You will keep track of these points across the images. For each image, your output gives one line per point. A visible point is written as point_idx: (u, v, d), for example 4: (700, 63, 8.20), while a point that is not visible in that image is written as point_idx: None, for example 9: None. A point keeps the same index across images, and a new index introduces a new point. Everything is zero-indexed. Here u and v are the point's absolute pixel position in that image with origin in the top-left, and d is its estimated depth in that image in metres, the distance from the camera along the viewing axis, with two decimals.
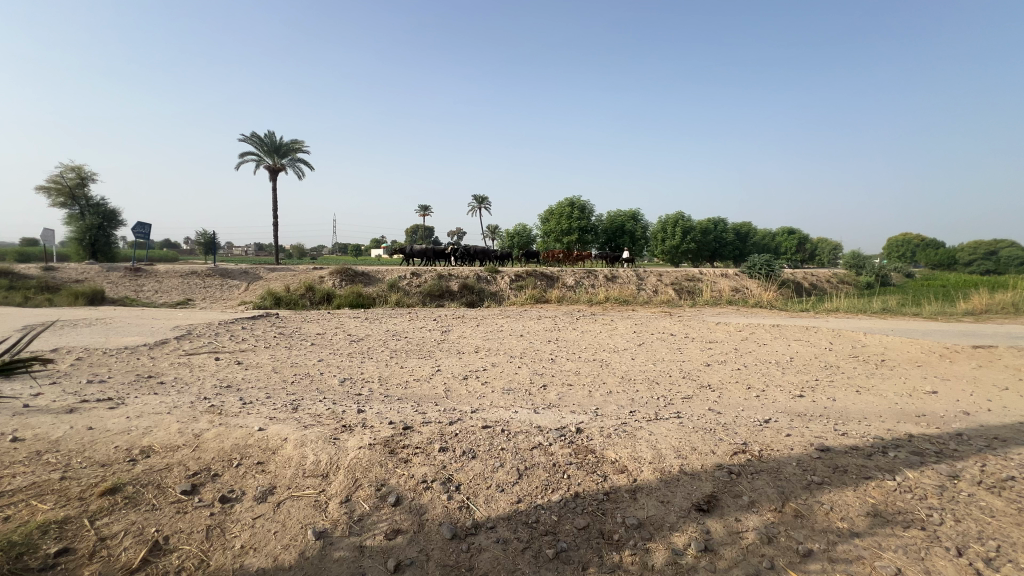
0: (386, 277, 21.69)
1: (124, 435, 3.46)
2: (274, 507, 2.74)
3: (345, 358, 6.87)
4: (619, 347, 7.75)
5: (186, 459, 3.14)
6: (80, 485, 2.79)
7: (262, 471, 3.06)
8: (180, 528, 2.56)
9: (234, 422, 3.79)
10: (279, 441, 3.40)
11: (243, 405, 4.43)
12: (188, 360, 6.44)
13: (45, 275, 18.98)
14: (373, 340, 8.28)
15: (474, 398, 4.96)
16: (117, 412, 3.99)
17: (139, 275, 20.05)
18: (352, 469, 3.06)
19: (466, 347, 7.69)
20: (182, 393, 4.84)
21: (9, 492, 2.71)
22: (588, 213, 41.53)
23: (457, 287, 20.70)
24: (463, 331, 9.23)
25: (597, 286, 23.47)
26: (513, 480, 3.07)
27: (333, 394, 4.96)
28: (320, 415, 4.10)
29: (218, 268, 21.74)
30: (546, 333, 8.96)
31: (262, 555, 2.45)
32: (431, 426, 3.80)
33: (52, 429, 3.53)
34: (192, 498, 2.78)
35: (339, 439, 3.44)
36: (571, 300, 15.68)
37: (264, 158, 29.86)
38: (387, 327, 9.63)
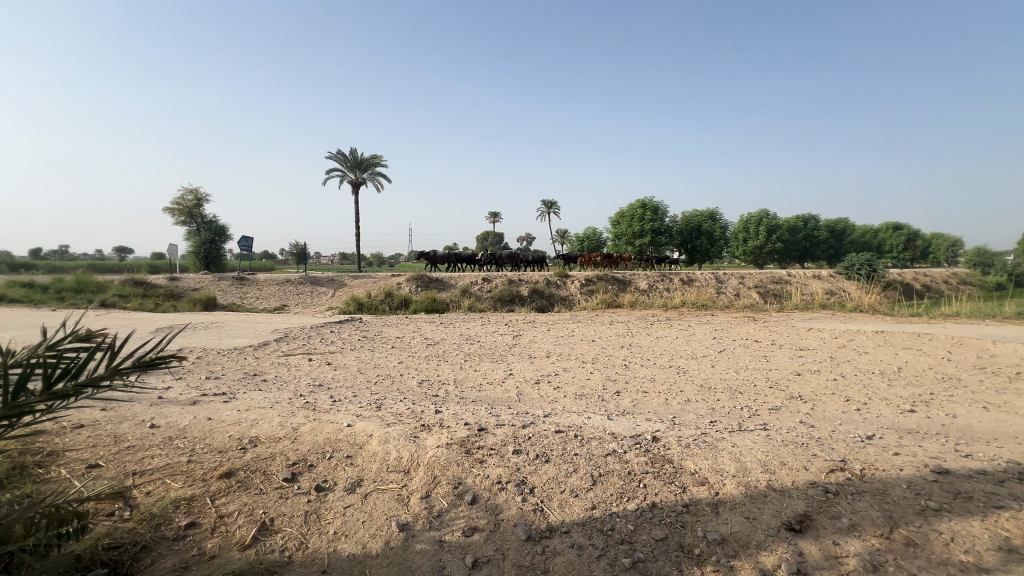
0: (459, 283, 22.44)
1: (236, 426, 3.91)
2: (362, 498, 2.95)
3: (421, 361, 7.20)
4: (697, 353, 7.42)
5: (287, 450, 3.47)
6: (202, 468, 3.19)
7: (351, 464, 3.31)
8: (283, 512, 2.83)
9: (326, 418, 4.14)
10: (365, 437, 3.66)
11: (333, 402, 4.80)
12: (286, 360, 7.12)
13: (171, 285, 21.86)
14: (448, 344, 8.59)
15: (547, 402, 4.97)
16: (230, 406, 4.51)
17: (244, 284, 22.47)
18: (431, 467, 3.21)
19: (537, 352, 7.73)
20: (281, 390, 5.35)
21: (149, 471, 3.16)
22: (661, 214, 40.16)
23: (527, 292, 20.89)
24: (534, 336, 9.28)
25: (672, 290, 22.59)
26: (586, 486, 3.05)
27: (412, 395, 5.23)
28: (401, 414, 4.34)
29: (309, 277, 23.71)
30: (618, 339, 8.75)
31: (353, 542, 2.62)
32: (505, 429, 3.89)
33: (179, 419, 4.07)
34: (292, 485, 3.07)
35: (419, 438, 3.63)
36: (644, 305, 15.20)
37: (348, 173, 32.20)
38: (460, 332, 9.94)
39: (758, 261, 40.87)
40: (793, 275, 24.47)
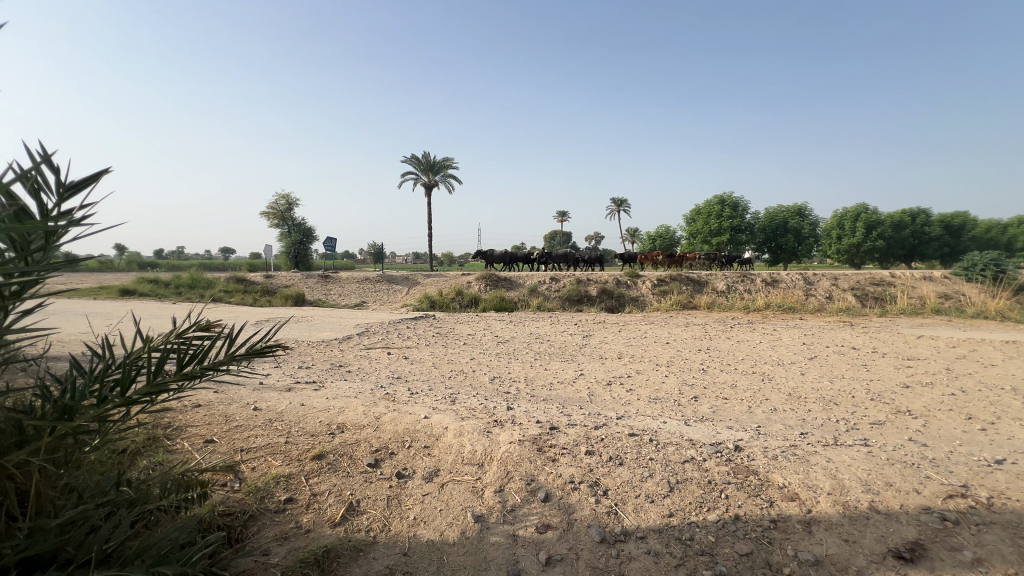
0: (527, 282, 22.60)
1: (326, 413, 4.24)
2: (440, 488, 3.07)
3: (492, 358, 7.34)
4: (784, 360, 6.90)
5: (371, 437, 3.70)
6: (298, 450, 3.50)
7: (429, 454, 3.46)
8: (368, 495, 3.02)
9: (405, 410, 4.37)
10: (441, 429, 3.82)
11: (411, 395, 5.05)
12: (367, 353, 7.59)
13: (267, 282, 24.08)
14: (518, 342, 8.68)
15: (619, 404, 4.87)
16: (320, 394, 4.90)
17: (329, 281, 24.22)
18: (504, 462, 3.28)
19: (608, 353, 7.59)
20: (364, 381, 5.72)
21: (254, 449, 3.52)
22: (741, 210, 37.76)
23: (596, 292, 20.55)
24: (604, 337, 9.12)
25: (753, 292, 21.15)
26: (663, 492, 2.96)
27: (485, 391, 5.36)
28: (475, 409, 4.47)
29: (386, 275, 25.05)
30: (694, 342, 8.36)
31: (431, 529, 2.74)
32: (577, 429, 3.87)
33: (278, 403, 4.49)
34: (376, 470, 3.28)
35: (492, 433, 3.73)
36: (722, 307, 14.38)
37: (422, 175, 33.57)
38: (530, 331, 10.00)
39: (855, 260, 37.03)
40: (898, 275, 21.90)
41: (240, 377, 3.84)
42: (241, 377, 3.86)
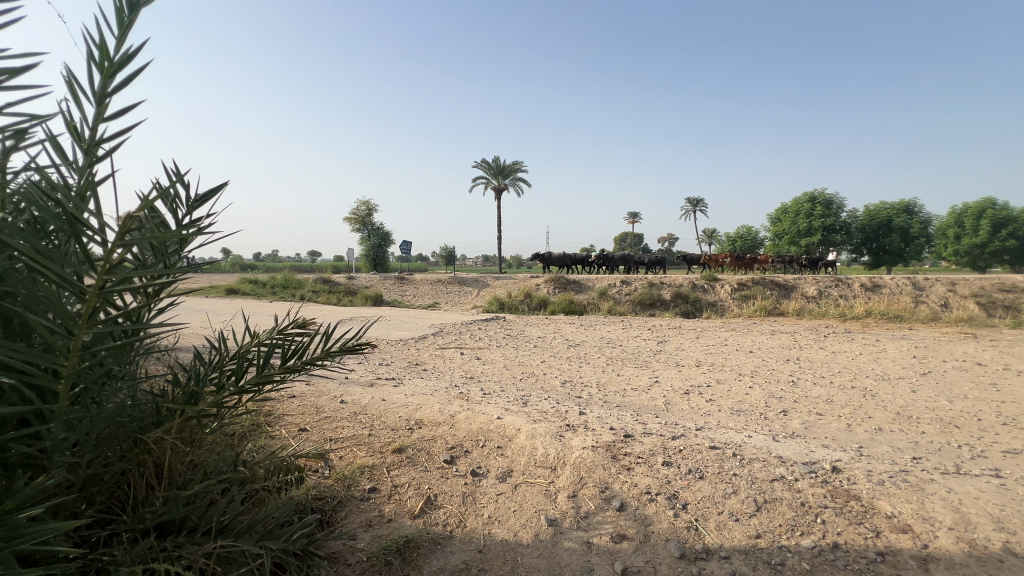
0: (596, 286, 22.27)
1: (405, 409, 4.46)
2: (513, 488, 3.11)
3: (563, 361, 7.30)
4: (890, 374, 6.20)
5: (447, 434, 3.83)
6: (380, 442, 3.71)
7: (502, 454, 3.52)
8: (444, 490, 3.12)
9: (479, 409, 4.47)
10: (513, 431, 3.87)
11: (484, 395, 5.16)
12: (441, 353, 7.87)
13: (349, 283, 25.80)
14: (589, 346, 8.56)
15: (698, 415, 4.64)
16: (399, 390, 5.16)
17: (404, 283, 25.44)
18: (577, 467, 3.25)
19: (684, 361, 7.25)
20: (439, 380, 5.93)
21: (341, 439, 3.78)
22: (835, 209, 34.51)
23: (670, 295, 19.76)
24: (680, 343, 8.73)
25: (850, 298, 19.22)
26: (749, 511, 2.77)
27: (556, 394, 5.35)
28: (547, 412, 4.48)
29: (458, 277, 25.83)
30: (782, 352, 7.75)
31: (505, 528, 2.77)
32: (653, 438, 3.74)
33: (361, 397, 4.80)
34: (452, 467, 3.38)
35: (564, 437, 3.71)
36: (814, 313, 13.22)
37: (493, 179, 34.20)
38: (601, 335, 9.82)
39: (978, 262, 32.37)
40: None
41: (330, 371, 4.16)
42: (331, 371, 4.18)
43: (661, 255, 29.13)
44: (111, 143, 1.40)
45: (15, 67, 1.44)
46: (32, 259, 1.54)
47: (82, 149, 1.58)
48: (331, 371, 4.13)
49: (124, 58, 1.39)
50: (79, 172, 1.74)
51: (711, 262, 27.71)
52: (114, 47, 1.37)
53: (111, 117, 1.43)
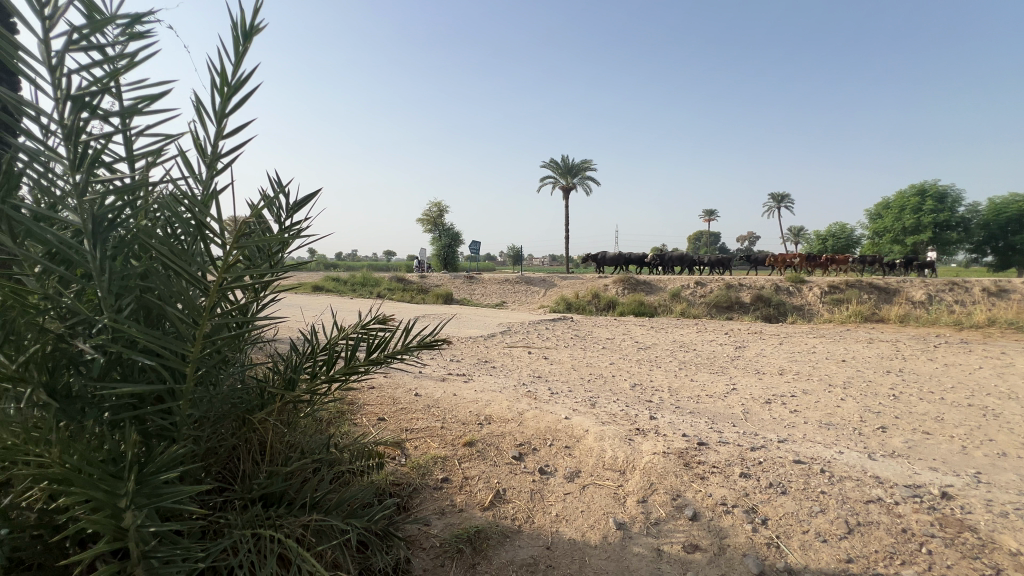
0: (668, 287, 21.47)
1: (475, 404, 4.61)
2: (581, 489, 3.11)
3: (632, 364, 7.14)
4: (1018, 392, 5.41)
5: (515, 431, 3.91)
6: (452, 435, 3.86)
7: (570, 455, 3.53)
8: (513, 485, 3.18)
9: (547, 408, 4.51)
10: (581, 431, 3.87)
11: (551, 394, 5.19)
12: (509, 351, 8.00)
13: (421, 281, 26.94)
14: (660, 349, 8.28)
15: (781, 426, 4.34)
16: (469, 386, 5.34)
17: (473, 281, 26.11)
18: (648, 473, 3.18)
19: (766, 368, 6.80)
20: (507, 378, 6.05)
21: (416, 430, 3.98)
22: (950, 202, 30.52)
23: (750, 298, 18.54)
24: (761, 349, 8.20)
25: (968, 304, 16.93)
26: (839, 533, 2.57)
27: (625, 397, 5.25)
28: (615, 415, 4.41)
29: (525, 277, 26.04)
30: (882, 362, 7.02)
31: (573, 528, 2.77)
32: (729, 448, 3.57)
33: (434, 391, 5.02)
34: (520, 463, 3.45)
35: (634, 441, 3.65)
36: (922, 321, 11.82)
37: (561, 178, 34.08)
38: (673, 338, 9.47)
39: None
40: None
41: (407, 364, 4.41)
42: (407, 363, 4.42)
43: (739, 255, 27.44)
44: (228, 157, 1.60)
45: (155, 95, 1.69)
46: (168, 259, 1.80)
47: (205, 163, 1.81)
48: (407, 364, 4.38)
49: (239, 83, 1.57)
50: (203, 183, 2.00)
51: (783, 257, 25.81)
52: (230, 73, 1.55)
53: (228, 134, 1.62)
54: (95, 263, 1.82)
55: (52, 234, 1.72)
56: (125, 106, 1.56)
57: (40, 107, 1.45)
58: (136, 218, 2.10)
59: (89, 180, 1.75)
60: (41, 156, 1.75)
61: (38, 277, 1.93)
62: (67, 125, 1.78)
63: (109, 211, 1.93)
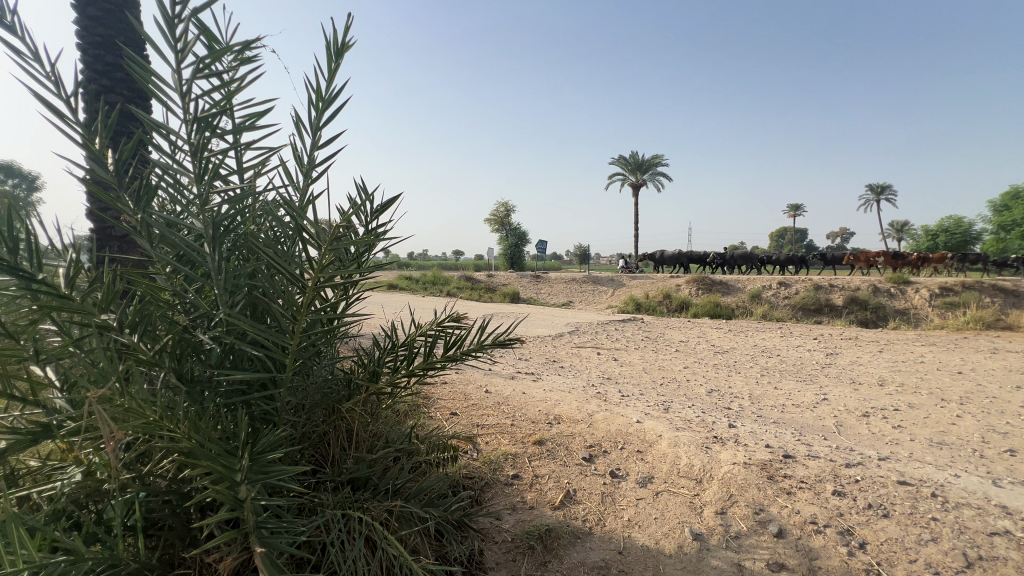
0: (747, 287, 20.21)
1: (544, 403, 4.64)
2: (654, 495, 3.02)
3: (708, 368, 6.81)
4: None
5: (586, 433, 3.89)
6: (522, 433, 3.91)
7: (642, 460, 3.44)
8: (584, 486, 3.16)
9: (618, 411, 4.43)
10: (654, 436, 3.77)
11: (622, 397, 5.08)
12: (578, 351, 7.95)
13: (489, 280, 27.52)
14: (739, 354, 7.81)
15: (882, 443, 3.94)
16: (538, 385, 5.38)
17: (540, 281, 26.21)
18: (727, 483, 3.03)
19: (863, 378, 6.18)
20: (576, 378, 6.02)
21: (487, 425, 4.09)
22: None
23: (843, 301, 16.96)
24: (858, 357, 7.46)
25: None
26: (955, 566, 2.29)
27: (701, 402, 5.03)
28: (691, 421, 4.24)
29: (593, 277, 25.69)
30: (1011, 376, 6.12)
31: (646, 535, 2.70)
32: (820, 463, 3.31)
33: (504, 389, 5.12)
34: (591, 465, 3.42)
35: (712, 450, 3.49)
36: None
37: (631, 175, 33.26)
38: (754, 342, 8.89)
39: None
40: None
41: (479, 362, 4.54)
42: (479, 361, 4.55)
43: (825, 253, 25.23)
44: (323, 166, 1.73)
45: (262, 112, 1.88)
46: (271, 260, 1.99)
47: (303, 172, 1.99)
48: (479, 361, 4.51)
49: (332, 97, 1.71)
50: (300, 191, 2.19)
51: (862, 253, 23.55)
52: (325, 88, 1.69)
53: (323, 145, 1.77)
54: (213, 264, 2.06)
55: (181, 238, 1.98)
56: (239, 124, 1.75)
57: (175, 130, 1.67)
58: (246, 223, 2.35)
59: (208, 191, 1.99)
60: (172, 171, 2.01)
61: (168, 276, 2.21)
62: (192, 143, 2.03)
63: (224, 218, 2.17)
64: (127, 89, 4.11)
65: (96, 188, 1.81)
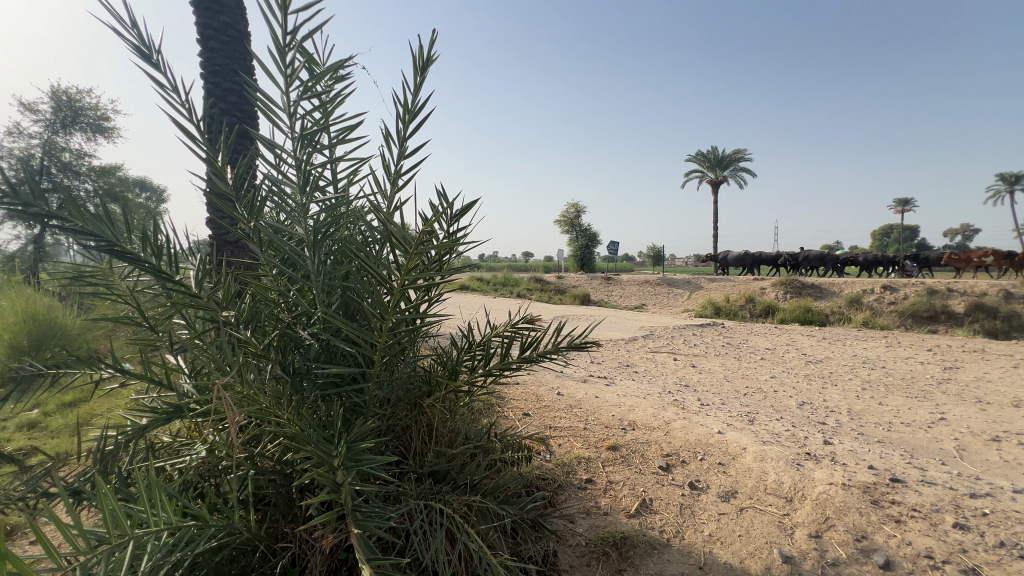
0: (844, 291, 18.38)
1: (618, 408, 4.56)
2: (738, 511, 2.85)
3: (799, 379, 6.29)
4: None
5: (662, 441, 3.76)
6: (595, 437, 3.87)
7: (724, 473, 3.27)
8: (660, 496, 3.06)
9: (697, 420, 4.24)
10: (738, 449, 3.57)
11: (701, 405, 4.84)
12: (652, 356, 7.69)
13: (558, 281, 27.44)
14: (836, 365, 7.13)
15: (1018, 472, 3.42)
16: (612, 389, 5.30)
17: (611, 282, 25.69)
18: (822, 505, 2.80)
19: (992, 397, 5.39)
20: (652, 384, 5.83)
21: (559, 428, 4.09)
22: None
23: (965, 307, 14.86)
24: (985, 373, 6.51)
25: None
26: None
27: (791, 415, 4.67)
28: (780, 434, 3.95)
29: (667, 279, 24.70)
30: None
31: (729, 552, 2.55)
32: (937, 491, 2.95)
33: (577, 392, 5.09)
34: (668, 474, 3.30)
35: (804, 467, 3.24)
36: None
37: (710, 172, 31.60)
38: (853, 352, 8.06)
39: None
40: None
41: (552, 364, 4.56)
42: (553, 363, 4.57)
43: (930, 253, 22.50)
44: (409, 173, 1.84)
45: (356, 126, 2.04)
46: (363, 262, 2.14)
47: (391, 180, 2.12)
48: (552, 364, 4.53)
49: (418, 107, 1.81)
50: (389, 198, 2.34)
51: (965, 254, 20.95)
52: (412, 99, 1.80)
53: (409, 154, 1.88)
54: (313, 266, 2.26)
55: (287, 244, 2.20)
56: (336, 137, 1.92)
57: (283, 146, 1.87)
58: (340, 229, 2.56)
59: (310, 200, 2.20)
60: (280, 183, 2.24)
61: (275, 277, 2.46)
62: (297, 157, 2.26)
63: (322, 225, 2.38)
64: (240, 111, 4.63)
65: (219, 199, 2.07)
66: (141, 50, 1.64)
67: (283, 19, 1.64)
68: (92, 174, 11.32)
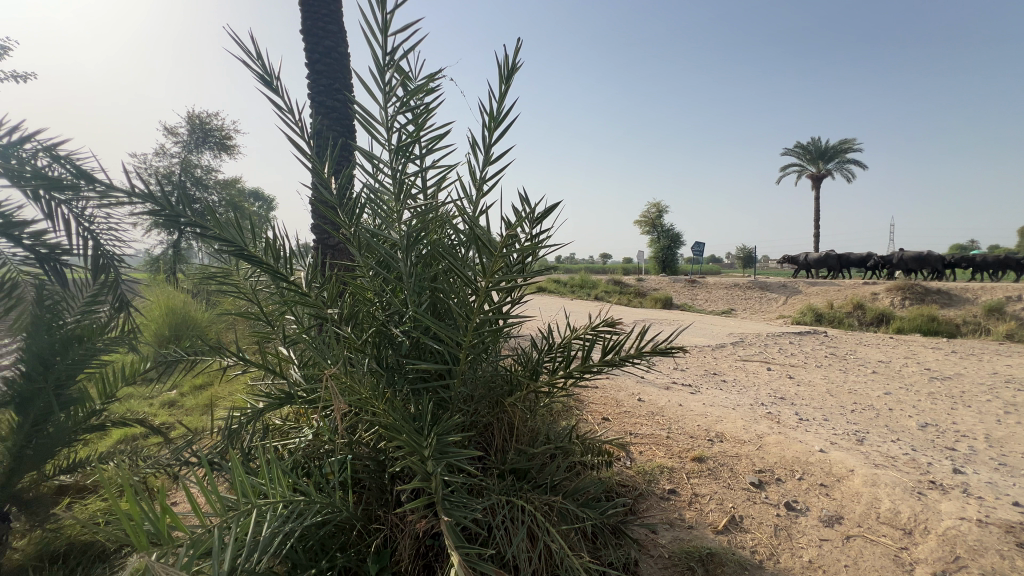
0: (980, 298, 15.86)
1: (704, 418, 4.34)
2: (844, 539, 2.59)
3: (922, 397, 5.54)
4: None
5: (753, 456, 3.52)
6: (679, 447, 3.71)
7: (827, 495, 2.98)
8: (751, 514, 2.86)
9: (795, 436, 3.91)
10: (844, 471, 3.24)
11: (800, 420, 4.45)
12: (743, 365, 7.20)
13: (638, 284, 26.57)
14: (970, 383, 6.17)
15: None
16: (697, 398, 5.04)
17: (695, 285, 24.38)
18: (950, 542, 2.46)
19: None
20: (742, 394, 5.46)
21: (640, 435, 3.98)
22: None
23: None
24: None
25: None
26: None
27: (910, 438, 4.14)
28: (896, 458, 3.52)
29: (759, 282, 22.91)
30: None
31: None
32: None
33: (659, 399, 4.91)
34: (761, 492, 3.08)
35: (926, 497, 2.87)
36: None
37: (811, 165, 28.85)
38: (993, 370, 6.93)
39: None
40: None
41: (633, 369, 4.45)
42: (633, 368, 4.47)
43: None
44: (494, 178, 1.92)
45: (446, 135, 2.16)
46: (451, 265, 2.25)
47: (477, 186, 2.21)
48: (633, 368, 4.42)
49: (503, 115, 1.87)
50: (474, 202, 2.44)
51: None
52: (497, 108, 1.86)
53: (494, 160, 1.94)
54: (405, 268, 2.42)
55: (383, 247, 2.38)
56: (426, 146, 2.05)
57: (380, 156, 2.03)
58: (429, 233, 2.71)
59: (403, 206, 2.36)
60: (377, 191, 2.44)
61: (371, 279, 2.67)
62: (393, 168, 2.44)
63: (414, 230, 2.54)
64: (341, 126, 5.06)
65: (324, 206, 2.28)
66: (264, 78, 1.88)
67: (383, 41, 1.79)
68: (217, 186, 12.92)
